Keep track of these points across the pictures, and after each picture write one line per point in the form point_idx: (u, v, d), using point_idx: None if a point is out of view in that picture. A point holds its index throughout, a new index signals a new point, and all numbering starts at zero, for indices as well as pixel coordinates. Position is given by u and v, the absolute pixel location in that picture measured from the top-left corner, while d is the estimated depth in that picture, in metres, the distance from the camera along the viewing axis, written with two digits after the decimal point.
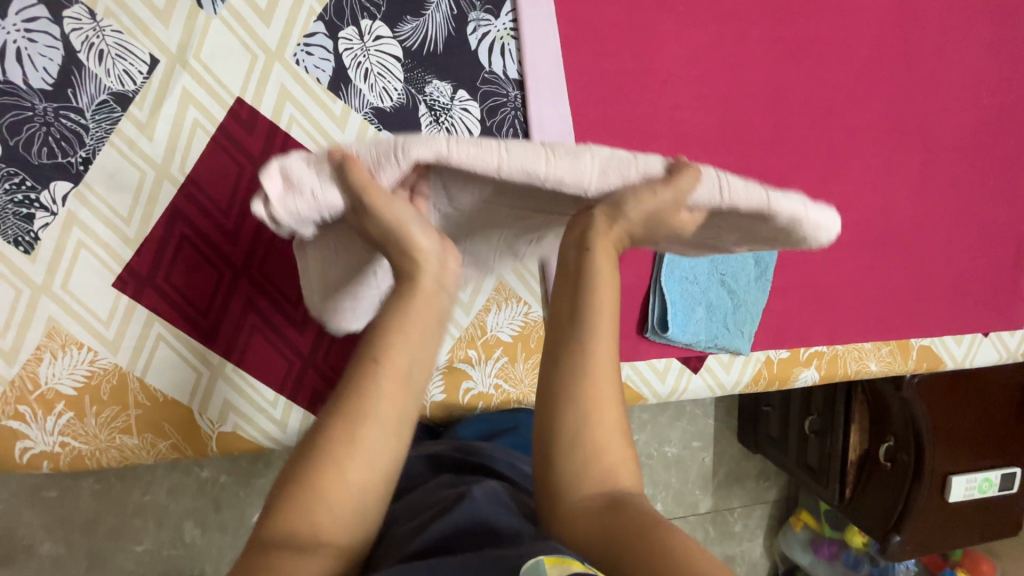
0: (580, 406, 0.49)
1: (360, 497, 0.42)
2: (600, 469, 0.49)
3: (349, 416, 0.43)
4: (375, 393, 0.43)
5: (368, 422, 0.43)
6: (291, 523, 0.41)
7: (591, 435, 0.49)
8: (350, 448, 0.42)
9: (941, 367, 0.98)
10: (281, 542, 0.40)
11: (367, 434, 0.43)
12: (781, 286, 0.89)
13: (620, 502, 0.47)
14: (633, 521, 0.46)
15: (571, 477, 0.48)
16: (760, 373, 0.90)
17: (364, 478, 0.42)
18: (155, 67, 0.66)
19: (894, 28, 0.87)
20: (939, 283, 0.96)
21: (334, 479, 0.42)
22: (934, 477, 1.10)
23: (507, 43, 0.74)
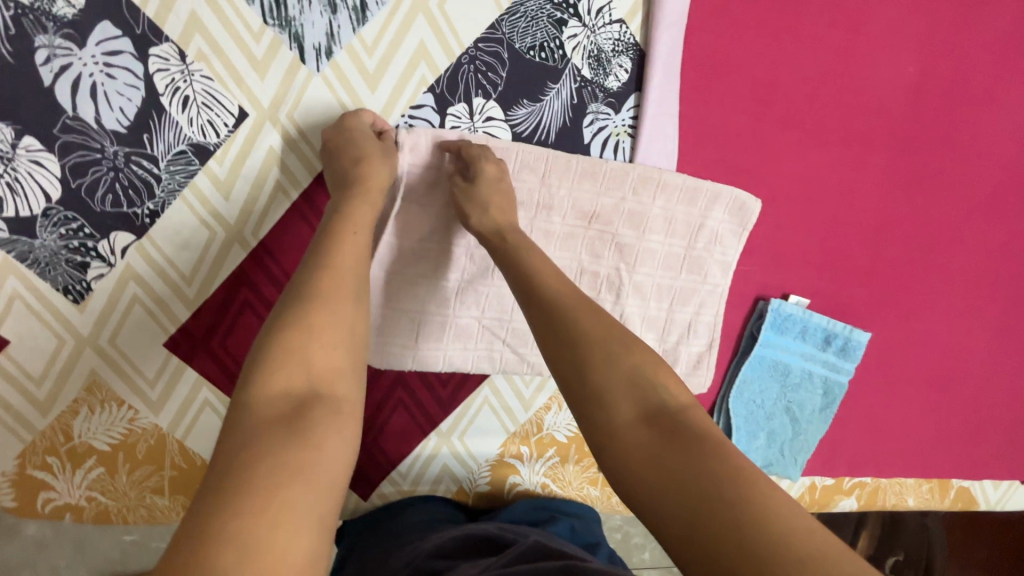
0: (587, 335, 0.50)
1: (338, 368, 0.43)
2: (632, 390, 0.46)
3: (307, 301, 0.45)
4: (329, 283, 0.47)
5: (330, 300, 0.46)
6: (275, 386, 0.40)
7: (606, 363, 0.48)
8: (319, 321, 0.44)
9: (974, 507, 0.97)
10: (264, 407, 0.38)
11: (327, 313, 0.45)
12: (842, 415, 0.86)
13: (668, 419, 0.44)
14: (680, 433, 0.43)
15: (603, 406, 0.46)
16: (802, 496, 0.89)
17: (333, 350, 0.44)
18: (242, 121, 0.59)
19: (1015, 173, 0.82)
20: (994, 429, 0.94)
21: (310, 350, 0.42)
22: None
23: (621, 140, 0.69)
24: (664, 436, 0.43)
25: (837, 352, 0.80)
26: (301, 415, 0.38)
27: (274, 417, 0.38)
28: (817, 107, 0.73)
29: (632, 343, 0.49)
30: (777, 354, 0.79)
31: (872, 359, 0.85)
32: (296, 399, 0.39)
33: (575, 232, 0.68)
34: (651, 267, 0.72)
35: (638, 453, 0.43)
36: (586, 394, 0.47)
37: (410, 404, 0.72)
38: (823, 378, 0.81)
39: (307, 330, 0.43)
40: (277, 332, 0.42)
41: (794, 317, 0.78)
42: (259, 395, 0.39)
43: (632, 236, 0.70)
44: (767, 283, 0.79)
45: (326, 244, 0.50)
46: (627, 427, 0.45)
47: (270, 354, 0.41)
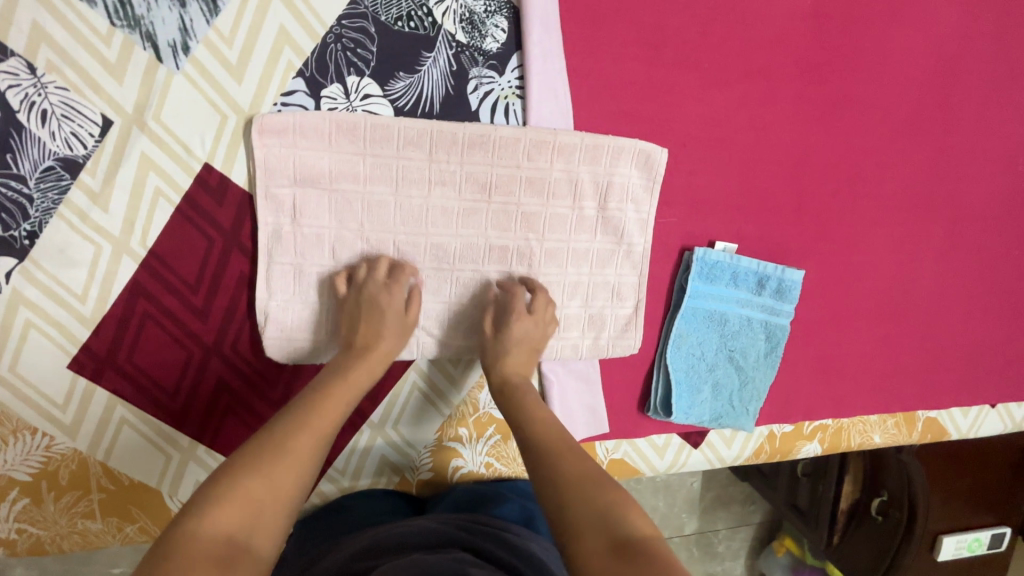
0: (565, 474, 0.54)
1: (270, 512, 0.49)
2: (602, 517, 0.49)
3: (274, 457, 0.51)
4: (298, 443, 0.53)
5: (293, 456, 0.52)
6: (211, 526, 0.45)
7: (581, 495, 0.51)
8: (272, 469, 0.50)
9: (946, 437, 0.95)
10: (200, 542, 0.44)
11: (282, 467, 0.51)
12: (789, 358, 0.84)
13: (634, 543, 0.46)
14: (643, 561, 0.44)
15: (571, 537, 0.49)
16: (762, 447, 0.87)
17: (280, 503, 0.50)
18: (108, 129, 0.57)
19: (935, 88, 0.79)
20: (953, 354, 0.91)
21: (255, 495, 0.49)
22: (925, 536, 1.09)
23: (512, 103, 0.67)
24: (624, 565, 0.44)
25: (773, 294, 0.78)
26: (230, 557, 0.44)
27: (205, 551, 0.43)
28: (712, 44, 0.70)
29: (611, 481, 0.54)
30: (709, 303, 0.77)
31: (813, 297, 0.83)
32: (229, 546, 0.45)
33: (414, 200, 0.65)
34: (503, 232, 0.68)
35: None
36: (562, 530, 0.50)
37: None
38: (763, 322, 0.79)
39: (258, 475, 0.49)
40: (236, 478, 0.49)
41: (722, 264, 0.76)
42: (201, 531, 0.44)
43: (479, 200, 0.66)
44: (690, 233, 0.77)
45: (306, 407, 0.56)
46: (594, 560, 0.46)
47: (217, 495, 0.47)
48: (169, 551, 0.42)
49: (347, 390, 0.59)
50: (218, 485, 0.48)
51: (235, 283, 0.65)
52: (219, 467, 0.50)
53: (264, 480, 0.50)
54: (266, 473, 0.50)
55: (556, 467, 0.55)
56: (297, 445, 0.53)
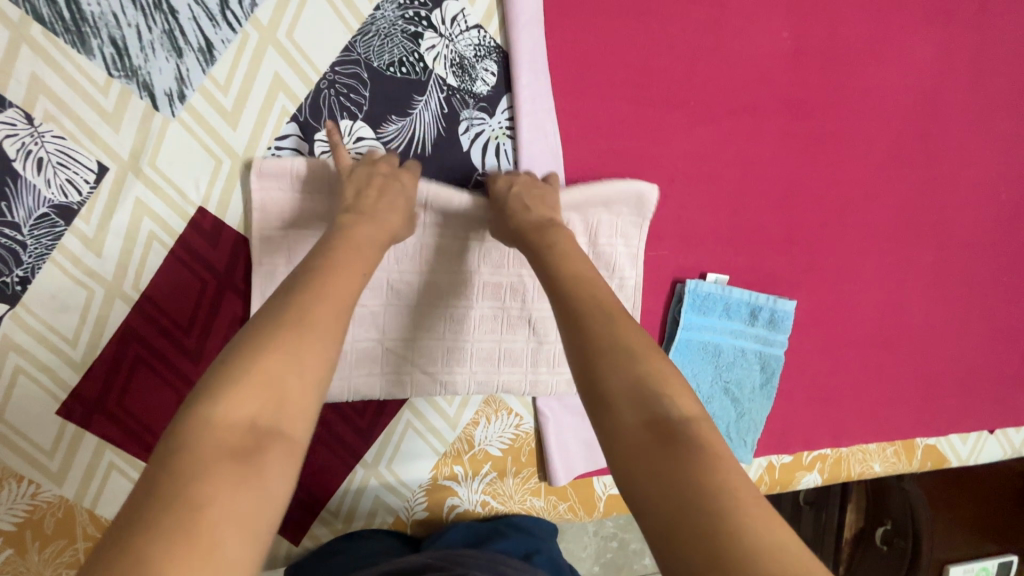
0: (605, 340, 0.47)
1: (297, 395, 0.40)
2: (637, 399, 0.43)
3: (294, 326, 0.42)
4: (320, 310, 0.43)
5: (317, 331, 0.42)
6: (228, 413, 0.36)
7: (620, 364, 0.45)
8: (286, 345, 0.40)
9: (946, 465, 0.94)
10: (210, 434, 0.35)
11: (310, 331, 0.42)
12: (785, 388, 0.84)
13: (676, 431, 0.40)
14: (686, 449, 0.39)
15: (606, 413, 0.43)
16: (762, 478, 0.86)
17: (306, 378, 0.40)
18: (103, 176, 0.58)
19: (915, 121, 0.81)
20: (948, 381, 0.91)
21: (273, 371, 0.39)
22: (930, 565, 1.05)
23: (502, 143, 0.68)
24: (663, 452, 0.39)
25: (766, 325, 0.79)
26: (255, 444, 0.36)
27: (225, 447, 0.35)
28: (697, 84, 0.72)
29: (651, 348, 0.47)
30: (702, 335, 0.77)
31: (806, 327, 0.83)
32: (251, 430, 0.36)
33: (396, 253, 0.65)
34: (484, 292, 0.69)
35: (633, 464, 0.40)
36: (594, 390, 0.45)
37: (329, 441, 0.69)
38: (757, 354, 0.80)
39: (270, 350, 0.40)
40: (242, 358, 0.39)
41: (714, 296, 0.77)
42: (214, 412, 0.36)
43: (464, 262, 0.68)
44: (681, 266, 0.78)
45: (324, 272, 0.47)
46: (625, 436, 0.42)
47: (226, 377, 0.38)
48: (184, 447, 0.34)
49: (371, 237, 0.53)
50: (233, 356, 0.39)
51: (229, 324, 0.65)
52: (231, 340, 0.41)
53: (285, 348, 0.40)
54: (290, 352, 0.40)
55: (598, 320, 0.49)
56: (318, 315, 0.43)
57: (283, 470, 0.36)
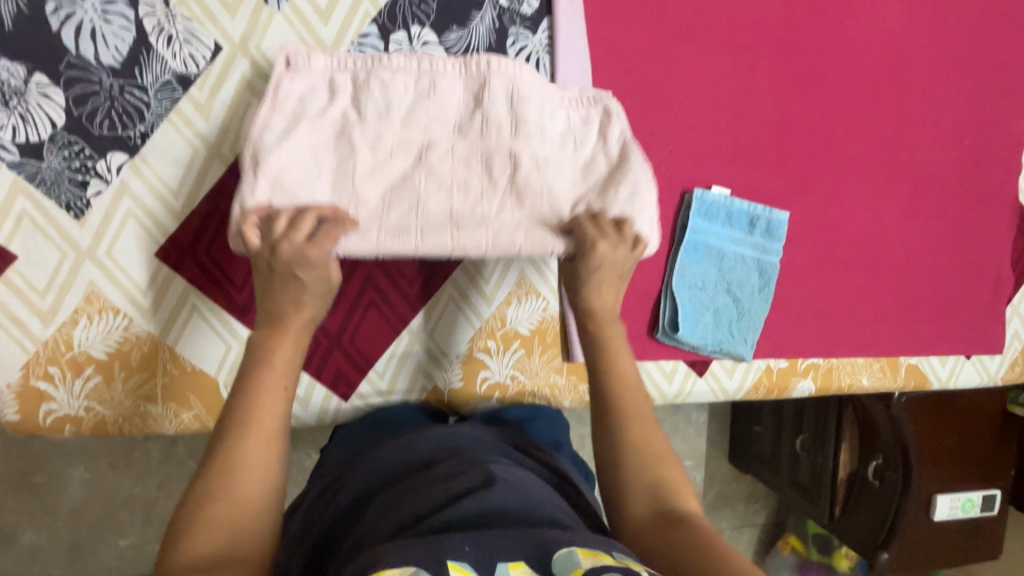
0: (629, 444, 0.63)
1: (250, 508, 0.51)
2: (653, 491, 0.60)
3: (229, 472, 0.52)
4: (248, 438, 0.54)
5: (250, 459, 0.53)
6: (199, 545, 0.47)
7: (639, 467, 0.61)
8: (233, 473, 0.52)
9: (927, 385, 1.04)
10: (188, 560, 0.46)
11: (245, 452, 0.53)
12: (782, 297, 0.94)
13: (678, 512, 0.58)
14: (684, 528, 0.56)
15: (627, 496, 0.60)
16: (760, 380, 0.95)
17: (251, 498, 0.51)
18: (218, 54, 0.71)
19: (890, 68, 0.95)
20: (926, 305, 1.02)
21: (234, 495, 0.51)
22: (921, 497, 1.14)
23: (541, 57, 0.81)
24: (667, 528, 0.56)
25: (763, 233, 0.90)
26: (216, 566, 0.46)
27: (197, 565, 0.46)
28: (703, 22, 0.87)
29: (665, 461, 0.63)
30: (707, 238, 0.88)
31: (800, 243, 0.94)
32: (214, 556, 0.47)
33: (462, 92, 0.72)
34: (547, 124, 0.74)
35: (646, 538, 0.57)
36: (618, 479, 0.61)
37: (381, 304, 0.80)
38: (756, 260, 0.90)
39: (220, 488, 0.51)
40: (203, 500, 0.50)
41: (717, 204, 0.88)
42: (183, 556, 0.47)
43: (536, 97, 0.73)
44: (690, 178, 0.89)
45: (246, 402, 0.56)
46: (639, 519, 0.58)
47: (191, 520, 0.49)
48: None
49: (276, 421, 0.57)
50: (196, 509, 0.50)
51: None
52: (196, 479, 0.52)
53: (228, 496, 0.51)
54: (228, 492, 0.51)
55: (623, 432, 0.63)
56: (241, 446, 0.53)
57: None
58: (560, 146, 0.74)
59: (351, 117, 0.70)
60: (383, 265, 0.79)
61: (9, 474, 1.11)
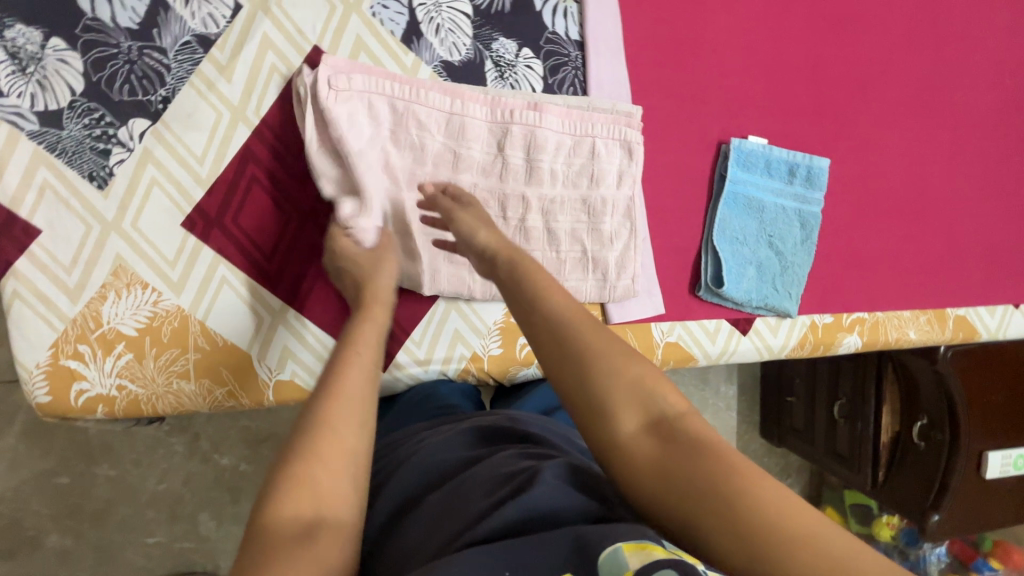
0: (599, 360, 0.53)
1: (340, 481, 0.45)
2: (639, 407, 0.52)
3: (319, 428, 0.46)
4: (340, 404, 0.48)
5: (339, 422, 0.47)
6: (286, 511, 0.42)
7: (610, 375, 0.52)
8: (328, 437, 0.46)
9: (976, 338, 1.00)
10: (274, 530, 0.41)
11: (340, 411, 0.48)
12: (824, 250, 0.91)
13: (673, 423, 0.51)
14: (680, 441, 0.49)
15: (610, 421, 0.51)
16: (805, 337, 0.91)
17: (344, 454, 0.46)
18: (238, 13, 0.68)
19: (924, 8, 0.92)
20: (970, 254, 0.98)
21: (327, 460, 0.45)
22: (970, 455, 1.09)
23: (569, 6, 0.78)
24: (663, 444, 0.49)
25: (804, 182, 0.87)
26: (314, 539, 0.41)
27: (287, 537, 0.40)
28: None
29: (636, 359, 0.54)
30: (747, 190, 0.85)
31: (841, 193, 0.91)
32: (305, 526, 0.42)
33: (485, 134, 0.75)
34: (561, 158, 0.78)
35: (640, 463, 0.49)
36: (594, 403, 0.52)
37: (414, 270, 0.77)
38: (797, 211, 0.87)
39: (311, 450, 0.45)
40: (289, 463, 0.44)
41: (755, 153, 0.85)
42: (272, 524, 0.41)
43: (558, 122, 0.76)
44: (725, 130, 0.86)
45: (337, 364, 0.52)
46: (631, 438, 0.51)
47: (279, 481, 0.43)
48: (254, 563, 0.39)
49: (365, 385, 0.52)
50: (282, 470, 0.44)
51: None
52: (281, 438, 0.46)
53: (319, 459, 0.44)
54: (318, 453, 0.45)
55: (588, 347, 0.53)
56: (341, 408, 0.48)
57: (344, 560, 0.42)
58: (573, 185, 0.78)
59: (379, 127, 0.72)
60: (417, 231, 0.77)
61: (33, 476, 1.07)
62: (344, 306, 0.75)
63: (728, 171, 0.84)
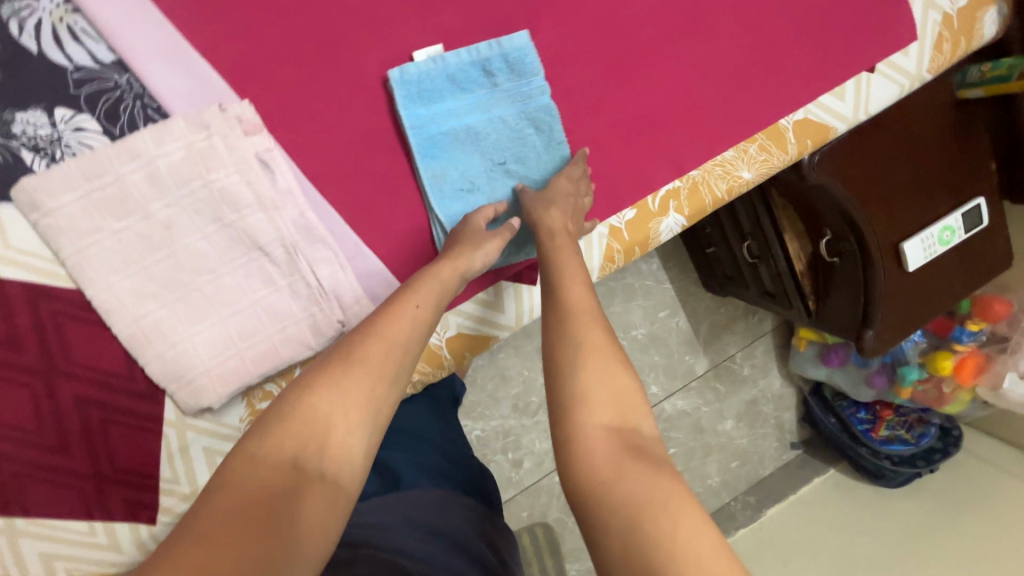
0: (589, 357, 0.52)
1: (344, 436, 0.47)
2: (610, 424, 0.50)
3: (348, 371, 0.48)
4: (372, 352, 0.50)
5: (371, 364, 0.49)
6: (272, 457, 0.44)
7: (605, 367, 0.52)
8: (355, 378, 0.48)
9: (831, 135, 0.78)
10: (253, 473, 0.43)
11: (360, 363, 0.49)
12: (587, 137, 0.71)
13: (637, 449, 0.48)
14: (641, 461, 0.47)
15: (582, 411, 0.50)
16: (612, 248, 0.74)
17: (371, 406, 0.48)
18: None
19: None
20: (781, 38, 0.76)
21: (352, 399, 0.47)
22: (885, 253, 0.93)
23: (72, 22, 0.57)
24: (625, 457, 0.47)
25: (508, 75, 0.66)
26: (293, 494, 0.43)
27: (260, 485, 0.43)
28: None
29: (625, 365, 0.53)
30: (443, 126, 0.66)
31: (574, 58, 0.70)
32: (286, 477, 0.44)
33: (81, 182, 0.56)
34: (177, 206, 0.59)
35: (600, 468, 0.47)
36: (570, 388, 0.51)
37: (121, 416, 0.66)
38: (520, 116, 0.67)
39: (338, 388, 0.47)
40: (305, 396, 0.47)
41: (428, 74, 0.64)
42: (260, 461, 0.44)
43: (177, 144, 0.58)
44: (382, 59, 0.65)
45: (380, 314, 0.53)
46: (594, 433, 0.49)
47: (286, 419, 0.46)
48: (225, 498, 0.41)
49: (411, 331, 0.53)
50: (296, 406, 0.47)
51: None
52: (302, 372, 0.49)
53: (337, 402, 0.47)
54: (337, 393, 0.47)
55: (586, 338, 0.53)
56: (370, 354, 0.50)
57: (323, 515, 0.43)
58: (216, 229, 0.60)
59: (38, 220, 0.56)
60: (89, 379, 0.64)
61: None
62: (67, 489, 0.66)
63: (405, 115, 0.64)
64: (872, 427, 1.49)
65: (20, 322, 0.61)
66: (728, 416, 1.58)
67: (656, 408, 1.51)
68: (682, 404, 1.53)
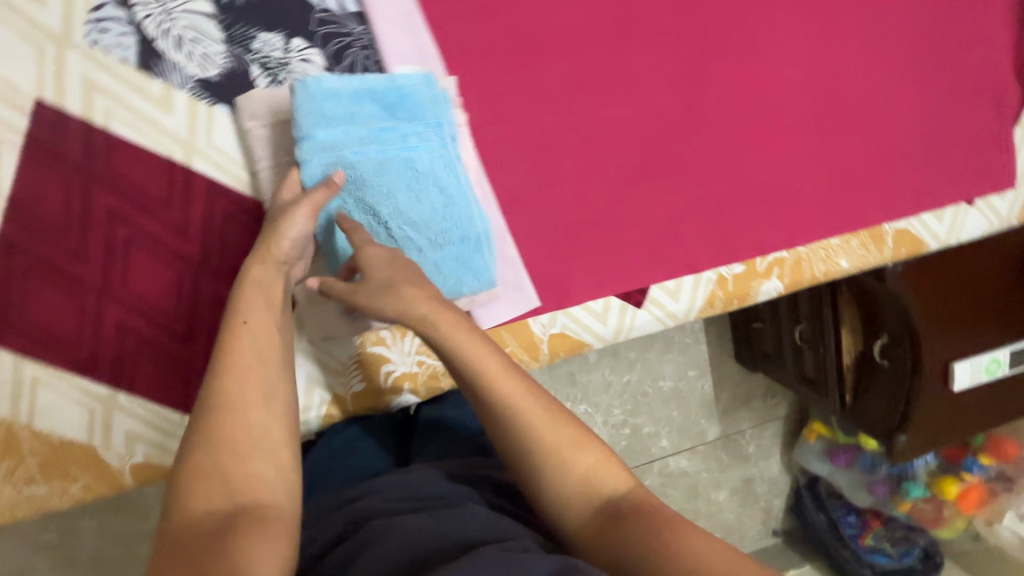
0: (534, 440, 0.54)
1: (253, 472, 0.48)
2: (580, 490, 0.54)
3: (218, 412, 0.49)
4: (225, 389, 0.50)
5: (230, 401, 0.50)
6: (197, 509, 0.46)
7: (548, 442, 0.54)
8: (224, 420, 0.49)
9: (924, 250, 0.87)
10: (188, 530, 0.45)
11: (231, 396, 0.50)
12: (720, 190, 0.79)
13: (612, 509, 0.53)
14: (622, 521, 0.51)
15: (556, 499, 0.54)
16: (714, 294, 0.80)
17: (245, 439, 0.49)
18: None
19: None
20: (904, 154, 0.84)
21: (239, 437, 0.49)
22: (934, 368, 1.00)
23: None
24: (608, 521, 0.52)
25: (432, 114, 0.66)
26: (226, 537, 0.45)
27: (200, 535, 0.45)
28: None
29: (574, 432, 0.55)
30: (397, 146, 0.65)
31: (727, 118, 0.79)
32: (219, 523, 0.46)
33: None
34: None
35: (588, 543, 0.52)
36: (534, 478, 0.55)
37: None
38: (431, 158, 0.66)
39: (198, 439, 0.48)
40: (191, 452, 0.48)
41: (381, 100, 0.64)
42: (186, 521, 0.46)
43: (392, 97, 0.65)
44: (573, 74, 0.74)
45: (225, 342, 0.53)
46: (575, 507, 0.54)
47: (186, 478, 0.47)
48: (165, 561, 0.44)
49: (257, 355, 0.52)
50: (186, 463, 0.48)
51: (106, 220, 0.64)
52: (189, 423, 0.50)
53: (216, 445, 0.48)
54: (205, 442, 0.48)
55: (510, 408, 0.55)
56: (230, 392, 0.50)
57: (271, 545, 0.45)
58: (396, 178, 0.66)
59: (254, 128, 0.63)
60: (231, 282, 0.68)
61: None
62: (174, 378, 0.69)
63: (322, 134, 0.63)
64: (859, 533, 1.53)
65: (193, 213, 0.65)
66: (723, 487, 1.62)
67: (662, 460, 1.54)
68: (685, 464, 1.57)
